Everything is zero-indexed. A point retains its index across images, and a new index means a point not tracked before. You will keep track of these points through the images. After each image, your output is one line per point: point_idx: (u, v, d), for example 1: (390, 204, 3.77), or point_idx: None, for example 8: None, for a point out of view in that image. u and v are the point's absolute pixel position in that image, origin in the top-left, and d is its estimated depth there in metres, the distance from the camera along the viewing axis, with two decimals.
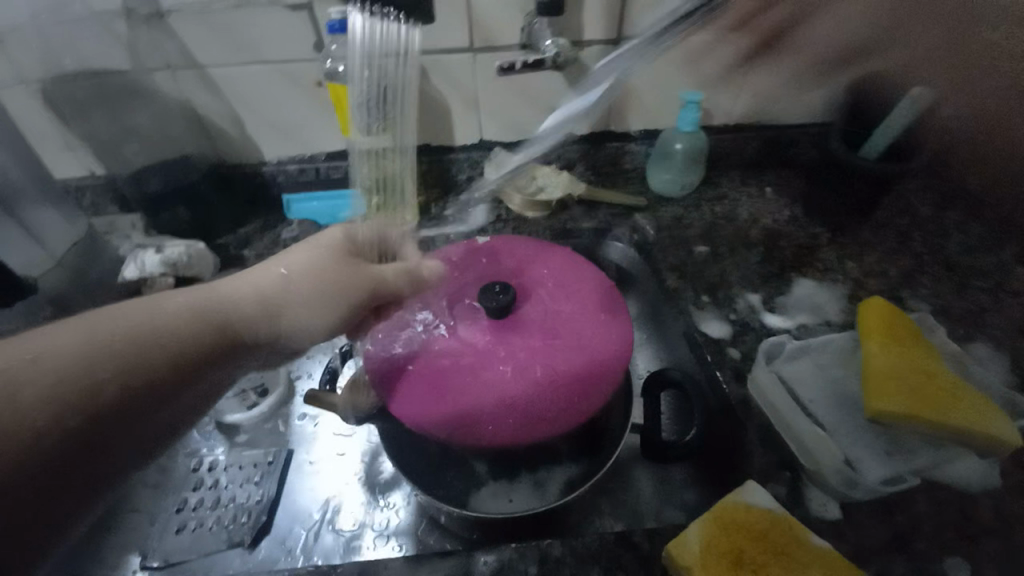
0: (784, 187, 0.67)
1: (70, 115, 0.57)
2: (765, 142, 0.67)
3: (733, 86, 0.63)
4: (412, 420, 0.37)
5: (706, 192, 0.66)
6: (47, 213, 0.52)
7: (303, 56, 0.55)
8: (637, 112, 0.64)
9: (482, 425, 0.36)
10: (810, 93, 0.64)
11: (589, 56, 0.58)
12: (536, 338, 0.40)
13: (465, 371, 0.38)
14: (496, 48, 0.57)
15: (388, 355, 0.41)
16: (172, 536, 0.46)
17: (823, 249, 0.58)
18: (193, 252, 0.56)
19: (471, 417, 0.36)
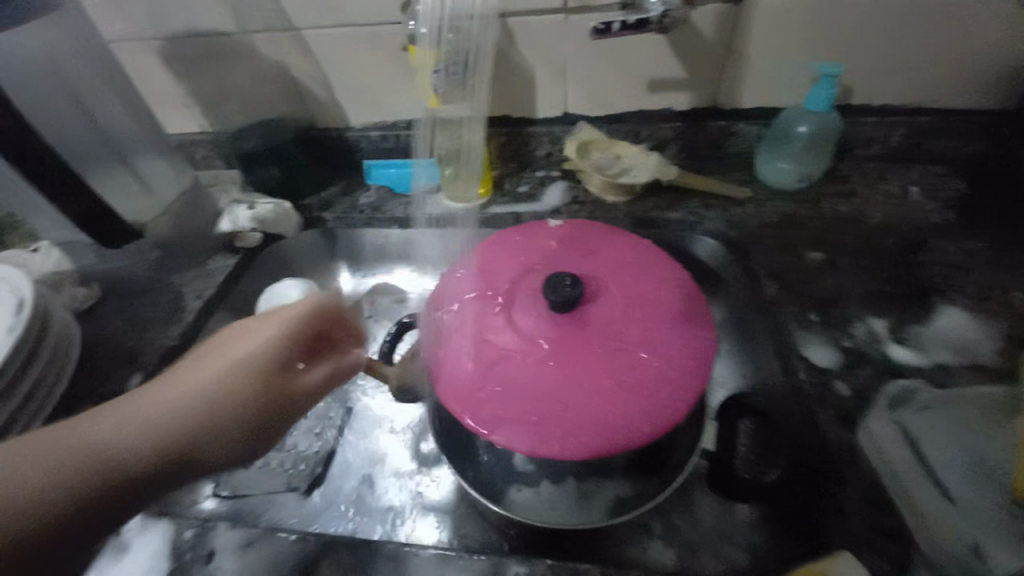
0: (935, 187, 0.54)
1: (185, 73, 0.61)
2: (918, 129, 0.54)
3: (885, 57, 0.50)
4: (460, 412, 0.35)
5: (827, 186, 0.56)
6: (157, 165, 0.55)
7: (390, 18, 0.54)
8: (753, 86, 0.54)
9: (538, 432, 0.33)
10: (995, 69, 0.49)
11: (702, 17, 0.50)
12: (602, 342, 0.36)
13: (520, 368, 0.35)
14: (592, 8, 0.50)
15: (445, 343, 0.38)
16: (241, 470, 0.50)
17: (980, 270, 0.46)
18: (279, 211, 0.59)
19: (522, 419, 0.33)
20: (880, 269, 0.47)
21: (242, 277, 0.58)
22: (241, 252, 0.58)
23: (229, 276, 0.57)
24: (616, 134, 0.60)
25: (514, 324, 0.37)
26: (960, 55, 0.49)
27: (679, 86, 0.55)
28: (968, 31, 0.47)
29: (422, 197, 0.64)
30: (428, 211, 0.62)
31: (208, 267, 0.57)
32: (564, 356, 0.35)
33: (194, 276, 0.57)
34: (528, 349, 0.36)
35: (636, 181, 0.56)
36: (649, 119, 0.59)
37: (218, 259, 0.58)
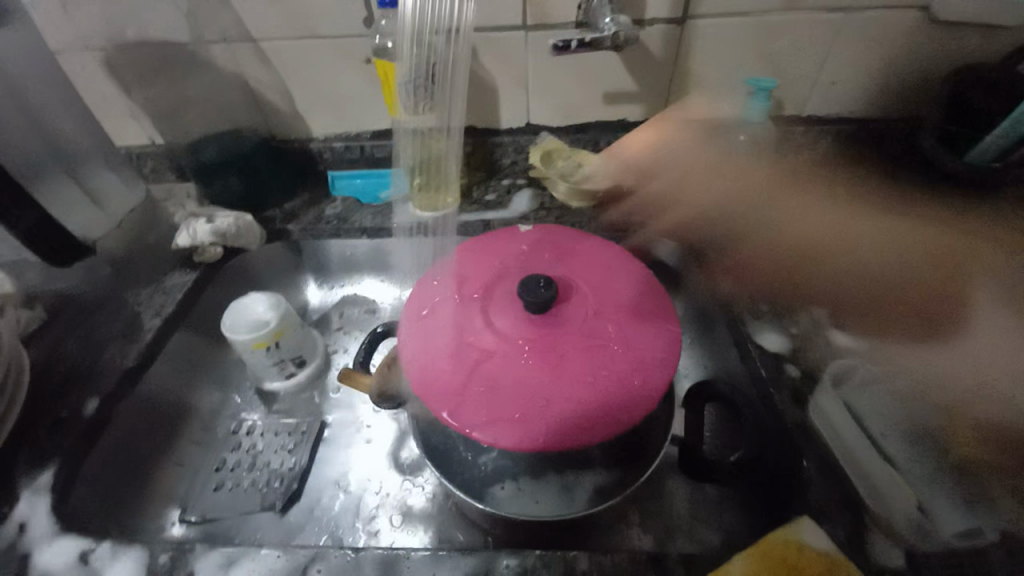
0: (859, 188, 0.61)
1: (133, 83, 0.59)
2: (841, 138, 0.61)
3: (810, 73, 0.56)
4: (445, 414, 0.36)
5: (769, 189, 0.61)
6: (107, 179, 0.53)
7: (353, 31, 0.54)
8: (699, 99, 0.59)
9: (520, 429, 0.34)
10: (899, 85, 0.57)
11: (651, 37, 0.54)
12: (578, 339, 0.38)
13: (501, 368, 0.37)
14: (550, 26, 0.53)
15: (425, 349, 0.39)
16: (210, 493, 0.49)
17: (900, 259, 0.52)
18: (241, 224, 0.58)
19: (504, 416, 0.35)
20: (818, 263, 0.52)
21: (204, 293, 0.56)
22: (201, 268, 0.57)
23: (189, 293, 0.55)
24: (578, 143, 0.63)
25: (493, 326, 0.39)
26: (872, 72, 0.56)
27: (633, 98, 0.59)
28: (876, 53, 0.54)
29: (390, 206, 0.64)
30: (398, 221, 0.62)
31: (166, 283, 0.56)
32: (543, 358, 0.37)
33: (148, 295, 0.55)
34: (508, 352, 0.37)
35: (598, 188, 0.59)
36: (607, 129, 0.62)
37: (177, 275, 0.56)
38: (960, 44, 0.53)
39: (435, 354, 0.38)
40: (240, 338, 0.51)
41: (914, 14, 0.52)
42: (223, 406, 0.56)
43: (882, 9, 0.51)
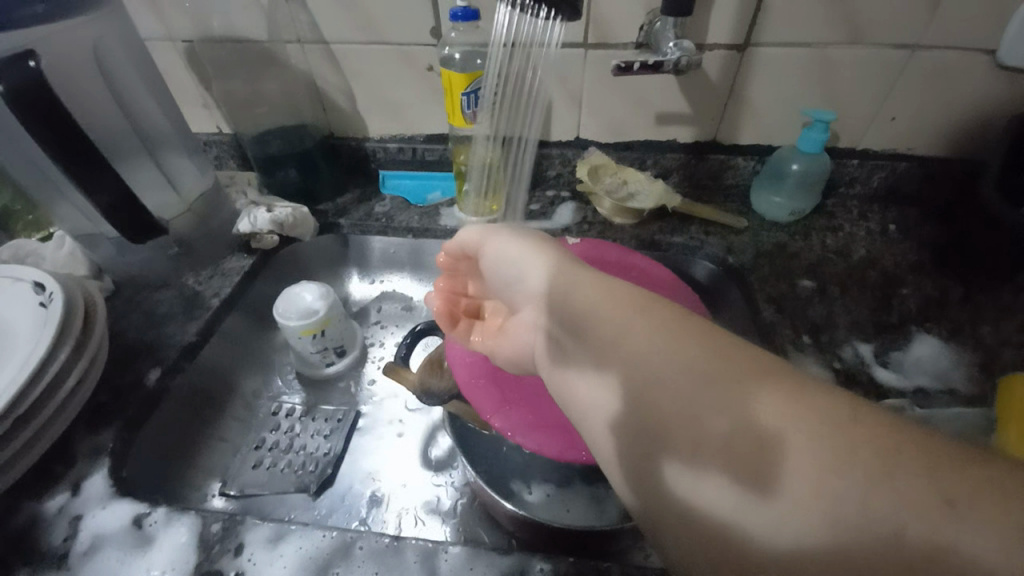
0: (910, 226, 0.60)
1: (211, 76, 0.63)
2: (895, 174, 0.60)
3: (869, 108, 0.56)
4: (492, 420, 0.37)
5: (816, 221, 0.60)
6: (183, 163, 0.57)
7: (420, 40, 0.57)
8: (751, 126, 0.59)
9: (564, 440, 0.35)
10: (960, 127, 0.56)
11: (710, 62, 0.55)
12: None
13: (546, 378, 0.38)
14: (610, 46, 0.55)
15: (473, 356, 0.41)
16: (249, 469, 0.51)
17: (951, 304, 0.51)
18: (298, 215, 0.60)
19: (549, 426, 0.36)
20: (864, 299, 0.52)
21: (258, 277, 0.59)
22: (258, 254, 0.60)
23: (245, 276, 0.58)
24: (624, 160, 0.64)
25: None
26: (934, 112, 0.55)
27: (685, 121, 0.60)
28: (938, 93, 0.54)
29: (437, 209, 0.66)
30: (444, 223, 0.64)
31: (223, 266, 0.59)
32: None
33: (210, 276, 0.58)
34: None
35: (642, 207, 0.59)
36: (655, 148, 0.63)
37: (235, 258, 0.60)
38: None
39: (482, 361, 0.41)
40: (292, 323, 0.53)
41: (984, 57, 0.51)
42: (264, 388, 0.58)
43: (946, 50, 0.51)
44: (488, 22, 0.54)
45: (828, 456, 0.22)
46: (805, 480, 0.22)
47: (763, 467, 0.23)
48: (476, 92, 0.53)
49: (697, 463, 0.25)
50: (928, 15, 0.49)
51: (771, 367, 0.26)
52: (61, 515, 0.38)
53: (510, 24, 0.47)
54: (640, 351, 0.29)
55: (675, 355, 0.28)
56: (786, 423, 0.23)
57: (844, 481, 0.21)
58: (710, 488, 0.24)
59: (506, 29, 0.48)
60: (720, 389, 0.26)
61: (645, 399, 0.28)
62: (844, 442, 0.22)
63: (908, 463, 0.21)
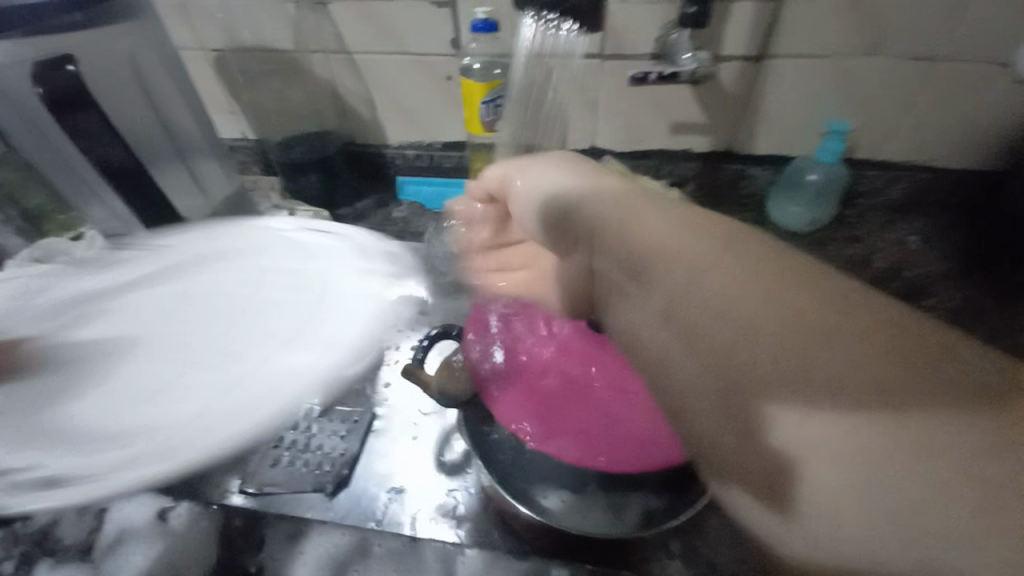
0: (932, 238, 0.59)
1: (238, 83, 0.65)
2: (914, 184, 0.60)
3: (888, 119, 0.56)
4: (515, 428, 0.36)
5: (833, 231, 0.60)
6: (210, 168, 0.60)
7: (441, 50, 0.58)
8: (768, 136, 0.60)
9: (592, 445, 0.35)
10: (982, 137, 0.55)
11: (726, 72, 0.55)
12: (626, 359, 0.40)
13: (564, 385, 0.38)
14: (627, 57, 0.55)
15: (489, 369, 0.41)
16: (267, 469, 0.45)
17: (970, 317, 0.51)
18: (319, 218, 0.61)
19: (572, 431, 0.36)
20: None
21: None
22: None
23: None
24: (640, 168, 0.64)
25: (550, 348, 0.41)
26: (954, 123, 0.55)
27: (700, 130, 0.60)
28: (960, 102, 0.54)
29: None
30: None
31: None
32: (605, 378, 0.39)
33: None
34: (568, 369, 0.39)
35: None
36: (671, 157, 0.63)
37: None
38: None
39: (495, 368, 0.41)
40: None
41: (1007, 68, 0.50)
42: None
43: (967, 61, 0.51)
44: (507, 33, 0.56)
45: (930, 420, 0.22)
46: (900, 441, 0.22)
47: (862, 420, 0.23)
48: (494, 101, 0.56)
49: (799, 411, 0.24)
50: (948, 26, 0.49)
51: (898, 322, 0.25)
52: (88, 511, 0.39)
53: (534, 38, 0.49)
54: (712, 296, 0.29)
55: (759, 306, 0.27)
56: (911, 394, 0.22)
57: (937, 456, 0.21)
58: (807, 437, 0.24)
59: (528, 42, 0.49)
60: (829, 336, 0.25)
61: (732, 341, 0.27)
62: (939, 406, 0.22)
63: (1020, 434, 0.21)
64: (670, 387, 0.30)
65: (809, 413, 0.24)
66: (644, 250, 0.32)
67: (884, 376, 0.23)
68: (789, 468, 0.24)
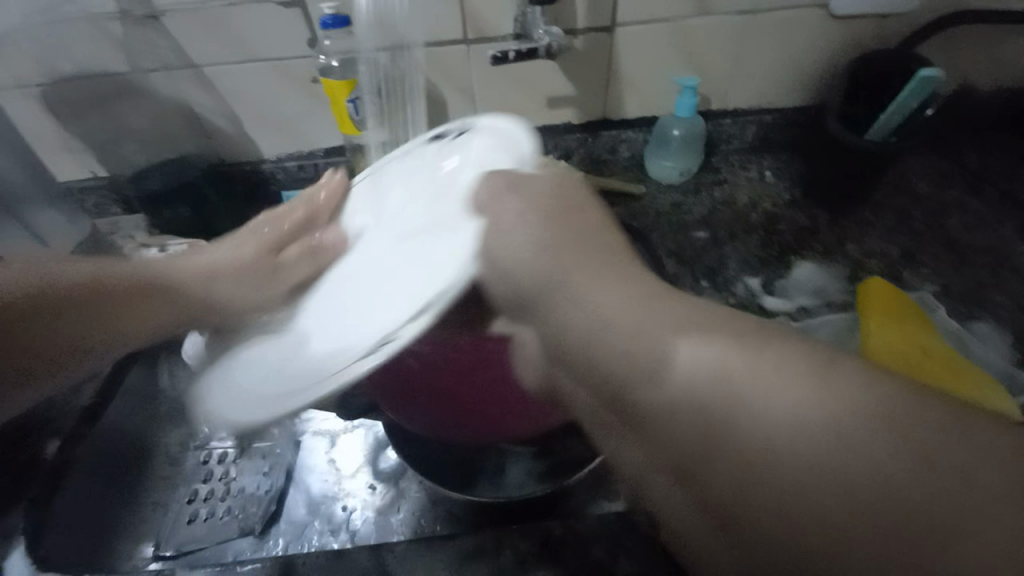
0: (785, 169, 0.67)
1: (67, 116, 0.57)
2: (764, 126, 0.67)
3: (731, 71, 0.62)
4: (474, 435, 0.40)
5: (705, 177, 0.66)
6: (46, 214, 0.58)
7: (298, 52, 0.55)
8: (634, 100, 0.64)
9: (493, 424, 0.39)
10: (810, 74, 0.63)
11: (583, 44, 0.58)
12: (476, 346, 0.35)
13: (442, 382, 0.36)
14: (489, 39, 0.56)
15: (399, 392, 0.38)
16: (184, 526, 0.47)
17: (820, 232, 0.59)
18: (195, 249, 0.56)
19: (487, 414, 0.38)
20: (753, 240, 0.59)
21: None
22: None
23: None
24: None
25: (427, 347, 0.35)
26: (784, 65, 0.62)
27: (572, 101, 0.63)
28: (786, 46, 0.60)
29: None
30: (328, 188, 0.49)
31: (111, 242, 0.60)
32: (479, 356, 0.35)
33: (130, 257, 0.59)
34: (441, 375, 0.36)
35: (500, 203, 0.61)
36: (552, 132, 0.65)
37: None
38: (854, 36, 0.60)
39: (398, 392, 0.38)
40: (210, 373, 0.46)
41: (812, 13, 0.58)
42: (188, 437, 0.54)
43: (783, 10, 0.57)
44: None
45: (804, 380, 0.20)
46: (845, 416, 0.19)
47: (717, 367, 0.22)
48: (360, 98, 0.55)
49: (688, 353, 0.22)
50: None
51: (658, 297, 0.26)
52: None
53: (381, 20, 0.51)
54: (766, 411, 0.20)
55: (619, 297, 0.26)
56: (728, 341, 0.22)
57: (654, 326, 0.24)
58: (698, 387, 0.21)
59: (376, 35, 0.52)
60: (661, 314, 0.25)
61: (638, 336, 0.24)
62: (767, 369, 0.21)
63: (772, 354, 0.21)
64: (678, 389, 0.22)
65: (762, 390, 0.20)
66: (635, 321, 0.25)
67: (647, 317, 0.25)
68: (706, 449, 0.21)
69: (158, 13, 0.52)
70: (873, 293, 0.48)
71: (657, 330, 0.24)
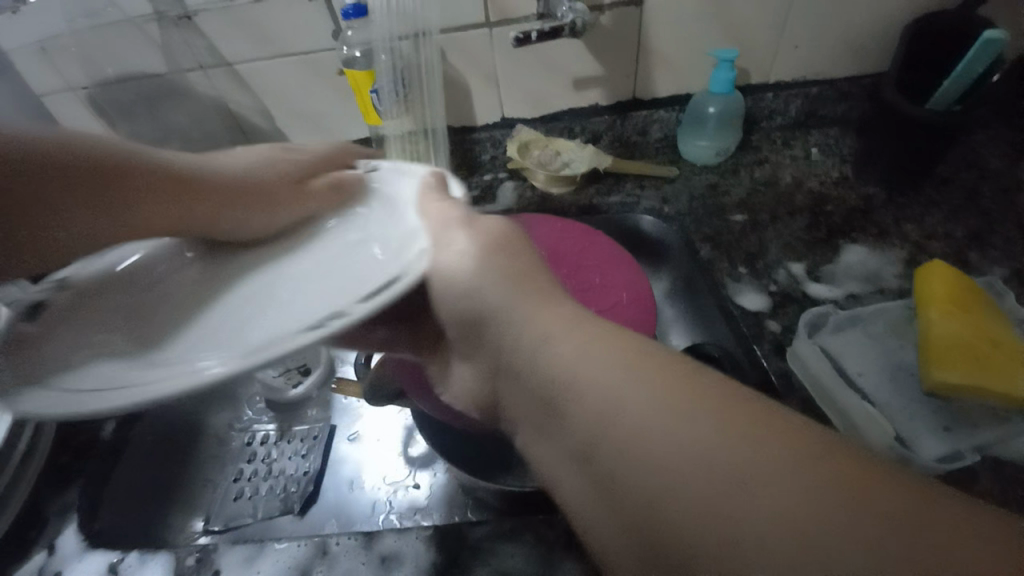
0: (833, 145, 0.62)
1: (115, 118, 0.61)
2: (810, 99, 0.62)
3: (773, 41, 0.58)
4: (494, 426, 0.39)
5: (744, 157, 0.63)
6: None
7: (324, 45, 0.56)
8: (667, 77, 0.60)
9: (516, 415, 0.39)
10: (861, 41, 0.58)
11: (610, 20, 0.55)
12: None
13: None
14: (512, 20, 0.55)
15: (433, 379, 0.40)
16: (230, 503, 0.50)
17: (874, 212, 0.55)
18: None
19: None
20: (797, 222, 0.55)
21: None
22: None
23: None
24: (553, 131, 0.64)
25: None
26: (833, 32, 0.57)
27: (600, 81, 0.61)
28: (834, 11, 0.55)
29: None
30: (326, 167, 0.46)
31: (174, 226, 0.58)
32: None
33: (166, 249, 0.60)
34: None
35: (510, 207, 0.62)
36: (580, 114, 0.63)
37: None
38: None
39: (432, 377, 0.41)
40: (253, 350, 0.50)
41: None
42: (235, 420, 0.57)
43: None
44: None
45: (780, 464, 0.19)
46: (815, 501, 0.18)
47: (679, 435, 0.20)
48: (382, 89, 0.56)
49: (654, 420, 0.21)
50: None
51: (627, 345, 0.24)
52: (42, 575, 0.42)
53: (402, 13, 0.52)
54: (736, 504, 0.19)
55: (590, 351, 0.25)
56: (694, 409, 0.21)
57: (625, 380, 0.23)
58: (667, 454, 0.20)
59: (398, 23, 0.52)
60: (630, 370, 0.23)
61: (600, 397, 0.23)
62: (739, 444, 0.19)
63: (747, 426, 0.20)
64: (641, 452, 0.21)
65: (719, 459, 0.19)
66: (597, 377, 0.23)
67: (616, 378, 0.23)
68: (667, 519, 0.20)
69: (191, 13, 0.53)
70: (936, 279, 0.43)
71: (620, 381, 0.23)
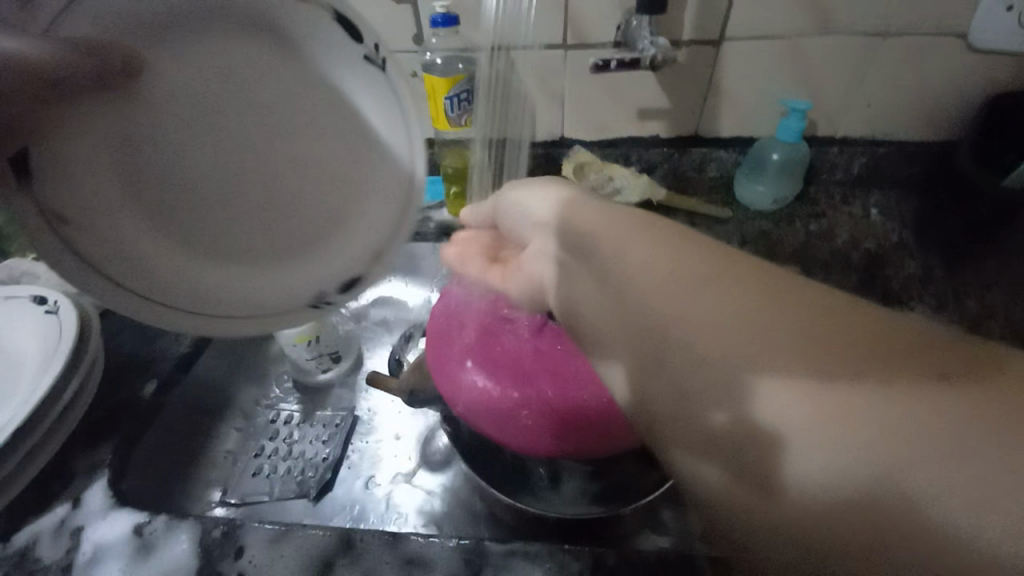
0: (893, 207, 0.61)
1: None
2: (875, 159, 0.60)
3: (846, 97, 0.57)
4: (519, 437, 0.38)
5: (800, 208, 0.62)
6: None
7: (403, 47, 0.58)
8: (733, 118, 0.60)
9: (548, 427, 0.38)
10: (937, 108, 0.57)
11: (686, 56, 0.56)
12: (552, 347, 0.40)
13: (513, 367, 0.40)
14: (589, 46, 0.56)
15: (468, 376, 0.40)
16: (249, 478, 0.51)
17: (932, 283, 0.54)
18: None
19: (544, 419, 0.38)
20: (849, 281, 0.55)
21: None
22: None
23: None
24: (609, 156, 0.64)
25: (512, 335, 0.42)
26: (908, 95, 0.56)
27: (665, 115, 0.61)
28: (913, 76, 0.55)
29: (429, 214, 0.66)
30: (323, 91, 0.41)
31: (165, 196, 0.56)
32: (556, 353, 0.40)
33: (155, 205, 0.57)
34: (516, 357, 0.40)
35: None
36: (639, 143, 0.63)
37: None
38: (998, 70, 0.53)
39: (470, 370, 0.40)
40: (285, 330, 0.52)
41: (950, 42, 0.52)
42: (262, 396, 0.58)
43: (916, 36, 0.52)
44: (469, 27, 0.56)
45: (885, 430, 0.20)
46: (920, 467, 0.19)
47: (784, 388, 0.22)
48: (457, 96, 0.56)
49: (762, 378, 0.23)
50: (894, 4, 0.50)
51: (747, 281, 0.25)
52: (64, 526, 0.42)
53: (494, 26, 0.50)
54: (819, 461, 0.21)
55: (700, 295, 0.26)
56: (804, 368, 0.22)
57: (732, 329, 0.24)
58: (773, 410, 0.22)
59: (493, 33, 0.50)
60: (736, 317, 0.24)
61: (701, 341, 0.25)
62: (847, 392, 0.21)
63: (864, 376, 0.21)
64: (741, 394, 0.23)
65: (817, 419, 0.21)
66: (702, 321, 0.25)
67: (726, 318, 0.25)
68: (754, 466, 0.23)
69: None
70: None
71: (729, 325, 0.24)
